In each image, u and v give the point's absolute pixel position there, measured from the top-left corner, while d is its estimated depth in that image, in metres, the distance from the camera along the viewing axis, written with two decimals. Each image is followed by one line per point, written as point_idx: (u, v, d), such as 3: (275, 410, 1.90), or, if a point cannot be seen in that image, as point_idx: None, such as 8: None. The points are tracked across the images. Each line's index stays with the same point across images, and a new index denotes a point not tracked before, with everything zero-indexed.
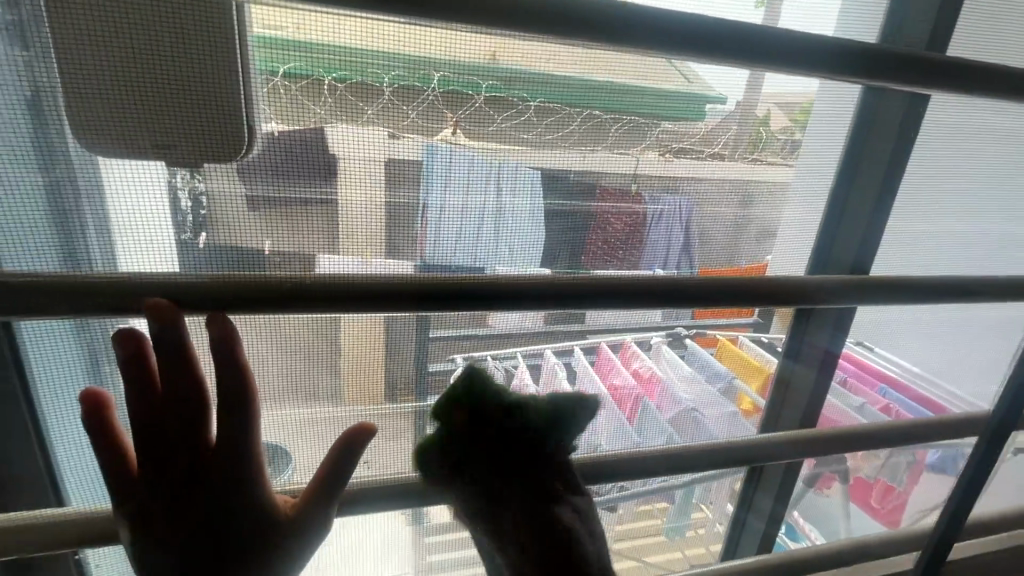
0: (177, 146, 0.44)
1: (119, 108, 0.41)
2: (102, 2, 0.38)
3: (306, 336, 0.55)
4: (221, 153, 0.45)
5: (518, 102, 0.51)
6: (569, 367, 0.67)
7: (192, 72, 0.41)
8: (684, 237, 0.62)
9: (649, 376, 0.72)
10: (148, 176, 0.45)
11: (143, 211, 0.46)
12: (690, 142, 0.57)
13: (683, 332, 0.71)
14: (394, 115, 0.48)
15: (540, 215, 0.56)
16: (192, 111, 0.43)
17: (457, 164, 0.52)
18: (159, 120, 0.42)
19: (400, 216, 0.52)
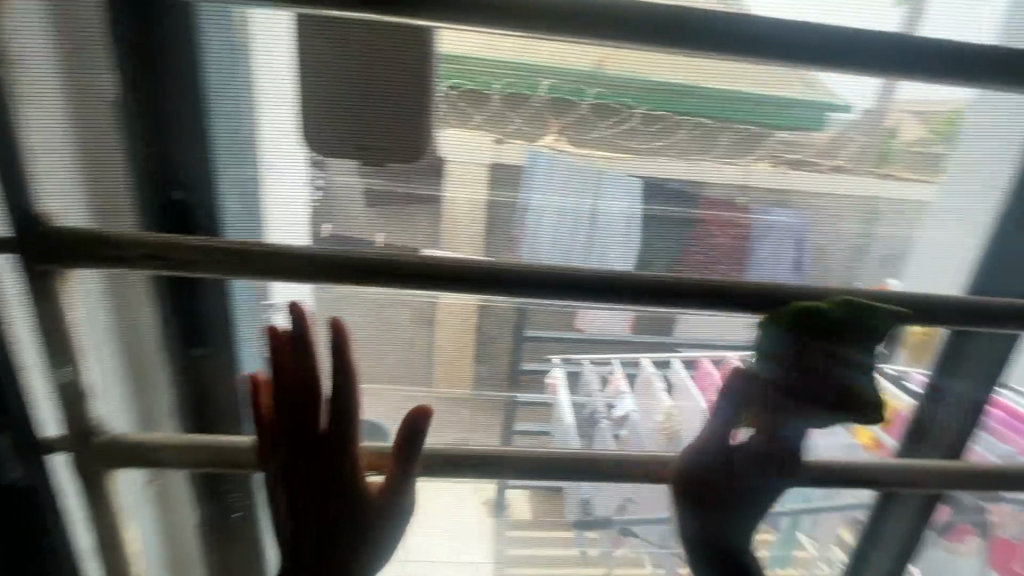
0: (374, 149, 0.50)
1: (333, 116, 0.49)
2: (322, 30, 0.46)
3: (408, 324, 0.59)
4: (405, 155, 0.51)
5: (623, 109, 0.51)
6: (665, 377, 0.66)
7: (392, 83, 0.48)
8: (797, 253, 0.57)
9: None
10: (295, 168, 0.51)
11: (291, 197, 0.51)
12: (807, 154, 0.54)
13: None
14: (500, 121, 0.51)
15: (637, 225, 0.55)
16: (390, 118, 0.49)
17: (560, 170, 0.53)
18: (364, 126, 0.49)
19: (500, 217, 0.54)
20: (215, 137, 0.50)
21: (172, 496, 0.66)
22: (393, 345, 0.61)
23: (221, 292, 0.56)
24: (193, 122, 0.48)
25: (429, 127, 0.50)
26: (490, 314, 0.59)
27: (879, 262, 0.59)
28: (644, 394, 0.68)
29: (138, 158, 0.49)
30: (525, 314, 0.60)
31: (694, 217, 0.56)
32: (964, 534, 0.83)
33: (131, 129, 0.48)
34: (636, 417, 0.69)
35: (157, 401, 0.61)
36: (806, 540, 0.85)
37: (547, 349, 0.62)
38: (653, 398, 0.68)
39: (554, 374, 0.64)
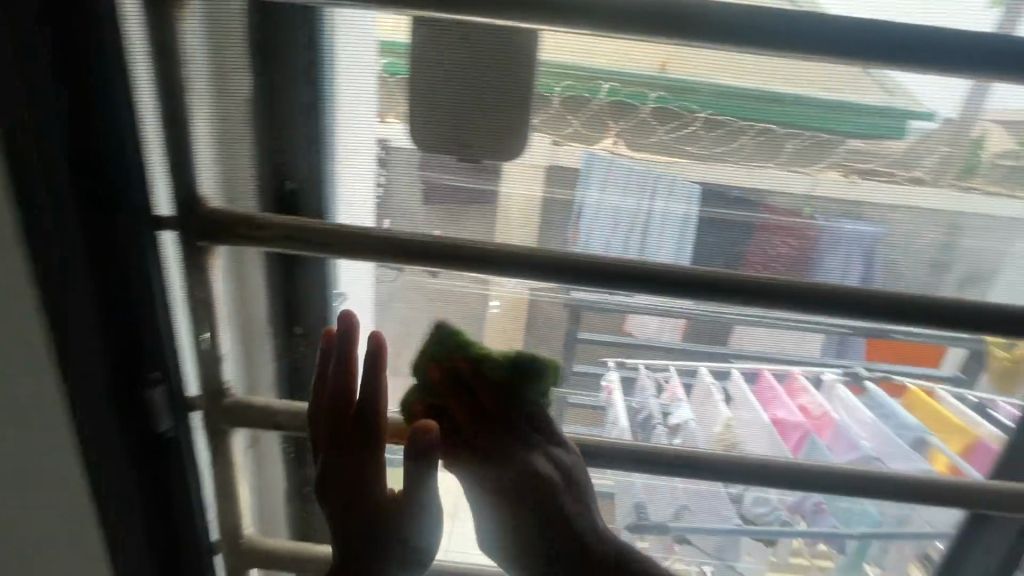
0: (476, 144, 0.51)
1: (439, 115, 0.50)
2: (433, 34, 0.47)
3: (458, 318, 0.61)
4: (502, 151, 0.52)
5: (684, 113, 0.50)
6: (725, 390, 0.65)
7: (495, 82, 0.48)
8: (867, 260, 0.54)
9: (820, 413, 0.66)
10: (367, 159, 0.54)
11: (367, 186, 0.55)
12: (882, 163, 0.51)
13: (863, 372, 0.63)
14: (558, 123, 0.51)
15: (692, 226, 0.54)
16: (492, 114, 0.50)
17: (616, 172, 0.53)
18: (466, 123, 0.51)
19: (553, 218, 0.55)
20: (331, 131, 0.53)
21: (267, 462, 0.72)
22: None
23: (314, 271, 0.60)
24: (307, 116, 0.52)
25: (528, 121, 0.51)
26: (541, 312, 0.60)
27: (962, 281, 0.55)
28: (702, 404, 0.66)
29: (264, 147, 0.53)
30: (576, 316, 0.60)
31: (756, 221, 0.54)
32: None
33: (258, 123, 0.52)
34: (693, 427, 0.67)
35: (262, 372, 0.64)
36: (871, 567, 0.81)
37: (599, 352, 0.63)
38: (713, 410, 0.66)
39: (610, 376, 0.65)
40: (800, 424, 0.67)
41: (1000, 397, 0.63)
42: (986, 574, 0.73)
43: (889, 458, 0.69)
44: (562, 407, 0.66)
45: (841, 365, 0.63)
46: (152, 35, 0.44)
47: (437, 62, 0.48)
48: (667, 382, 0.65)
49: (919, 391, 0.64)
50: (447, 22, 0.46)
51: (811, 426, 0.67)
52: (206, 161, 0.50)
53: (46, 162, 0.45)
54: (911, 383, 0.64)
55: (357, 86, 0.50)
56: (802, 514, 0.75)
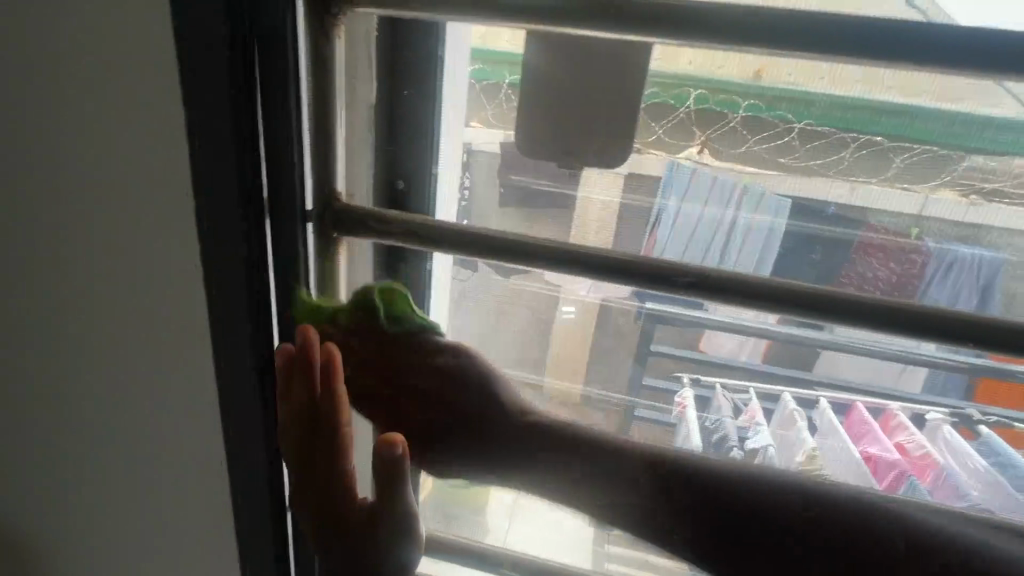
0: (584, 155, 0.50)
1: (553, 122, 0.49)
2: (565, 44, 0.45)
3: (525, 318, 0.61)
4: (609, 163, 0.50)
5: (780, 123, 0.47)
6: (810, 418, 0.59)
7: (621, 93, 0.46)
8: (982, 283, 0.48)
9: (927, 457, 0.55)
10: (455, 155, 0.56)
11: (454, 180, 0.56)
12: (1009, 183, 0.45)
13: (975, 417, 0.57)
14: (642, 132, 0.50)
15: (777, 239, 0.52)
16: (607, 127, 0.48)
17: (699, 182, 0.51)
18: (580, 133, 0.48)
19: (631, 223, 0.54)
20: (433, 132, 0.53)
21: None
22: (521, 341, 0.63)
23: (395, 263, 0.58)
24: (414, 121, 0.53)
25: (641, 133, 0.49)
26: (613, 319, 0.60)
27: None
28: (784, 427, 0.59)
29: (380, 151, 0.54)
30: (651, 325, 0.60)
31: (852, 239, 0.51)
32: None
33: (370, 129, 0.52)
34: (772, 453, 0.59)
35: None
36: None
37: (673, 366, 0.62)
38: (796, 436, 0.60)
39: (685, 393, 0.62)
40: (896, 463, 0.56)
41: None
42: None
43: None
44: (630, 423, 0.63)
45: (948, 405, 0.58)
46: (312, 46, 0.44)
47: (556, 73, 0.47)
48: (747, 406, 0.62)
49: None
50: (565, 36, 0.44)
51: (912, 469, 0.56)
52: (344, 169, 0.50)
53: (222, 181, 0.46)
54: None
55: (469, 95, 0.53)
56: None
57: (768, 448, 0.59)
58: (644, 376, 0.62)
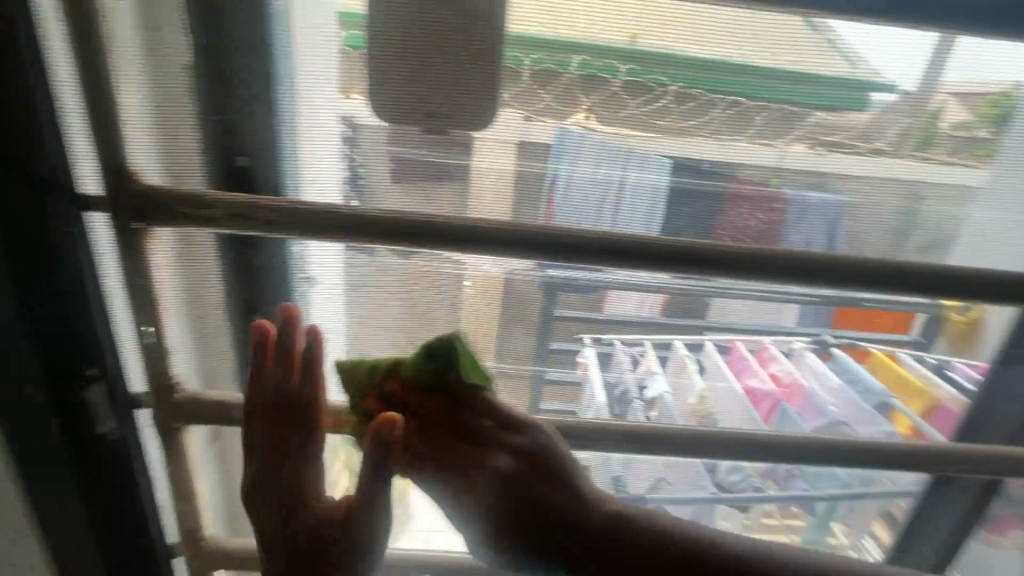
0: (436, 114, 0.50)
1: (396, 77, 0.49)
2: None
3: (429, 291, 0.60)
4: (465, 121, 0.51)
5: (655, 86, 0.50)
6: (700, 362, 0.66)
7: (456, 47, 0.47)
8: (829, 233, 0.56)
9: (789, 379, 0.69)
10: (327, 132, 0.51)
11: (327, 156, 0.52)
12: (848, 134, 0.52)
13: (830, 341, 0.65)
14: (529, 98, 0.51)
15: (662, 201, 0.54)
16: (451, 81, 0.49)
17: (588, 147, 0.52)
18: (424, 89, 0.49)
19: (527, 191, 0.54)
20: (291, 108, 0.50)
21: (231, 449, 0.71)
22: (424, 317, 0.62)
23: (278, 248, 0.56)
24: (259, 94, 0.50)
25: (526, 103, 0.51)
26: (517, 291, 0.60)
27: (924, 246, 0.57)
28: (677, 375, 0.68)
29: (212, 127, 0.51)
30: (558, 291, 0.60)
31: (726, 192, 0.54)
32: (1007, 530, 0.82)
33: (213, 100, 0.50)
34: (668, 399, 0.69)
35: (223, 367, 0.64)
36: (839, 529, 0.85)
37: (578, 328, 0.62)
38: (688, 381, 0.69)
39: (585, 353, 0.65)
40: (771, 394, 0.70)
41: (959, 360, 0.66)
42: (953, 521, 0.79)
43: (858, 421, 0.72)
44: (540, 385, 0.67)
45: (811, 334, 0.64)
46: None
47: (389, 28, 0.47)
48: (643, 357, 0.66)
49: (883, 356, 0.67)
50: None
51: (782, 396, 0.70)
52: (150, 145, 0.49)
53: None
54: (875, 348, 0.66)
55: (336, 64, 0.49)
56: (774, 480, 0.78)
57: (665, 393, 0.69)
58: (552, 341, 0.63)
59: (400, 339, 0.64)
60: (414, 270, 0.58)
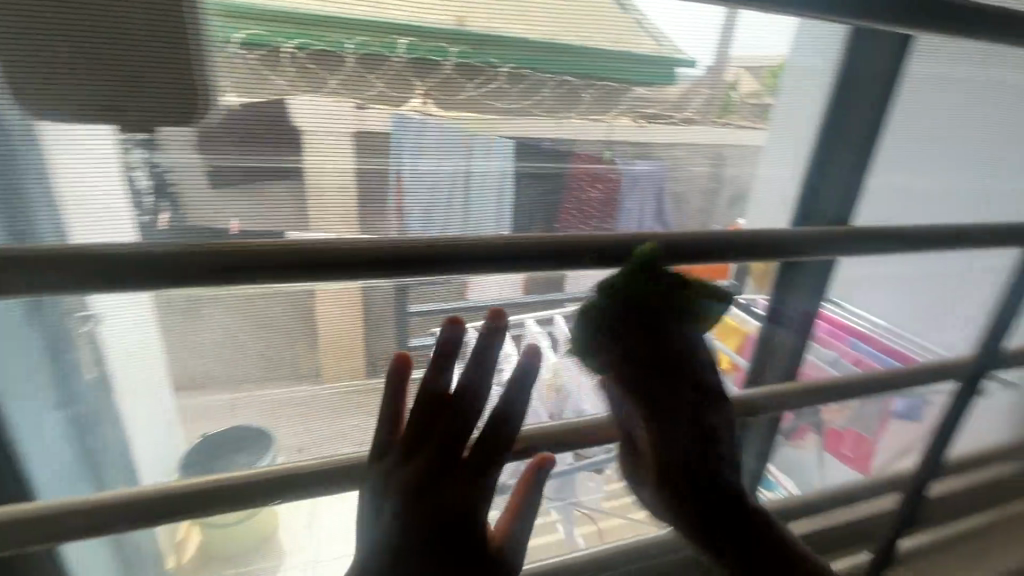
0: (130, 104, 0.41)
1: (54, 66, 0.39)
2: None
3: (252, 318, 0.48)
4: (178, 109, 0.43)
5: (487, 68, 0.50)
6: (552, 337, 0.61)
7: (123, 20, 0.39)
8: (658, 204, 0.62)
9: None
10: (103, 149, 0.42)
11: (91, 179, 0.43)
12: (662, 107, 0.57)
13: None
14: (358, 85, 0.47)
15: (508, 186, 0.55)
16: (137, 64, 0.40)
17: (429, 134, 0.50)
18: (103, 77, 0.40)
19: (372, 188, 0.50)
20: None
21: None
22: (244, 353, 0.50)
23: None
24: None
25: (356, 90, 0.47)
26: None
27: (732, 202, 0.66)
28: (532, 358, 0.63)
29: None
30: (412, 287, 0.52)
31: (567, 171, 0.57)
32: (805, 433, 0.98)
33: None
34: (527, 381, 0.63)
35: None
36: None
37: None
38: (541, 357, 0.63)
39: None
40: None
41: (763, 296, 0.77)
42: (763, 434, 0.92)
43: None
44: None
45: None
46: None
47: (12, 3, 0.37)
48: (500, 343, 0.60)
49: None
50: None
51: None
52: None
53: None
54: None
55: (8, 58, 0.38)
56: None
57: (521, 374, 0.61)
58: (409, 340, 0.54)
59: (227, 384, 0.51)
60: (234, 307, 0.47)
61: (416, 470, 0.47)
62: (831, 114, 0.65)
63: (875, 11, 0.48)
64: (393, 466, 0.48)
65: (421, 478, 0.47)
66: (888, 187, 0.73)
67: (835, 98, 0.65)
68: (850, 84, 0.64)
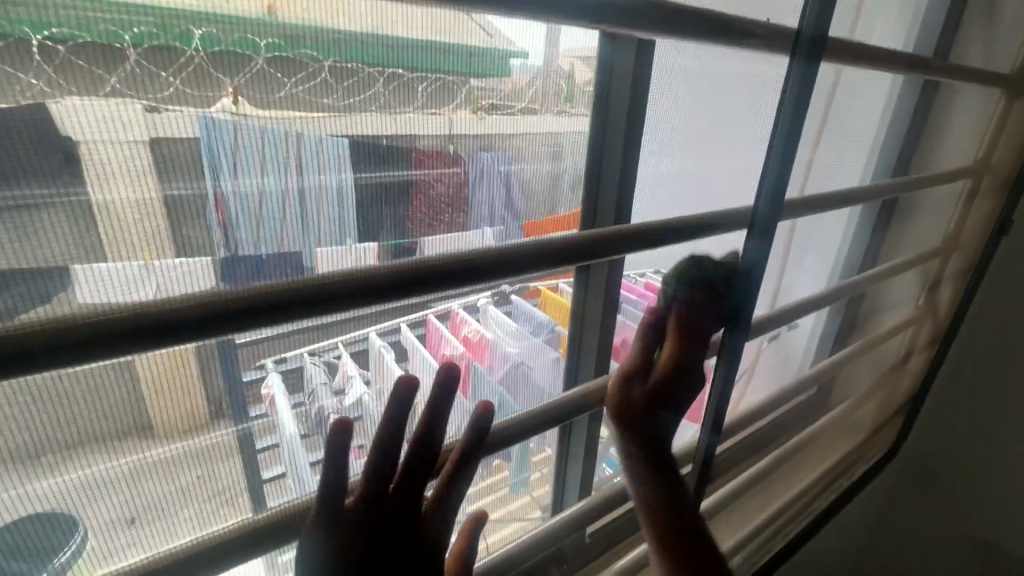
0: None
1: None
2: None
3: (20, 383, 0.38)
4: None
5: (309, 62, 0.45)
6: (398, 346, 0.58)
7: None
8: (506, 193, 0.62)
9: (478, 339, 0.67)
10: None
11: None
12: (499, 98, 0.57)
13: (509, 289, 0.67)
14: (150, 84, 0.40)
15: (348, 199, 0.51)
16: None
17: (245, 141, 0.44)
18: None
19: (182, 210, 0.43)
20: None
21: None
22: (30, 427, 0.39)
23: None
24: None
25: (147, 90, 0.40)
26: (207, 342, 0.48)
27: (574, 188, 0.69)
28: (377, 375, 0.58)
29: None
30: None
31: (408, 179, 0.54)
32: None
33: None
34: (367, 401, 0.59)
35: None
36: (544, 446, 0.85)
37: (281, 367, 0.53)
38: (384, 372, 0.59)
39: (270, 382, 0.50)
40: (464, 357, 0.67)
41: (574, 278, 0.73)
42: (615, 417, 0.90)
43: (529, 356, 0.74)
44: (253, 454, 0.51)
45: (491, 288, 0.65)
46: None
47: None
48: (337, 363, 0.54)
49: (548, 289, 0.72)
50: None
51: (473, 357, 0.68)
52: None
53: None
54: (540, 285, 0.71)
55: None
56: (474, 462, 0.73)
57: (363, 395, 0.58)
58: (241, 374, 0.48)
59: (3, 476, 0.39)
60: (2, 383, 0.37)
61: (377, 522, 0.47)
62: (597, 99, 0.65)
63: (707, 26, 0.49)
64: (353, 521, 0.46)
65: (379, 527, 0.47)
66: (658, 174, 0.73)
67: (599, 87, 0.65)
68: (613, 77, 0.64)
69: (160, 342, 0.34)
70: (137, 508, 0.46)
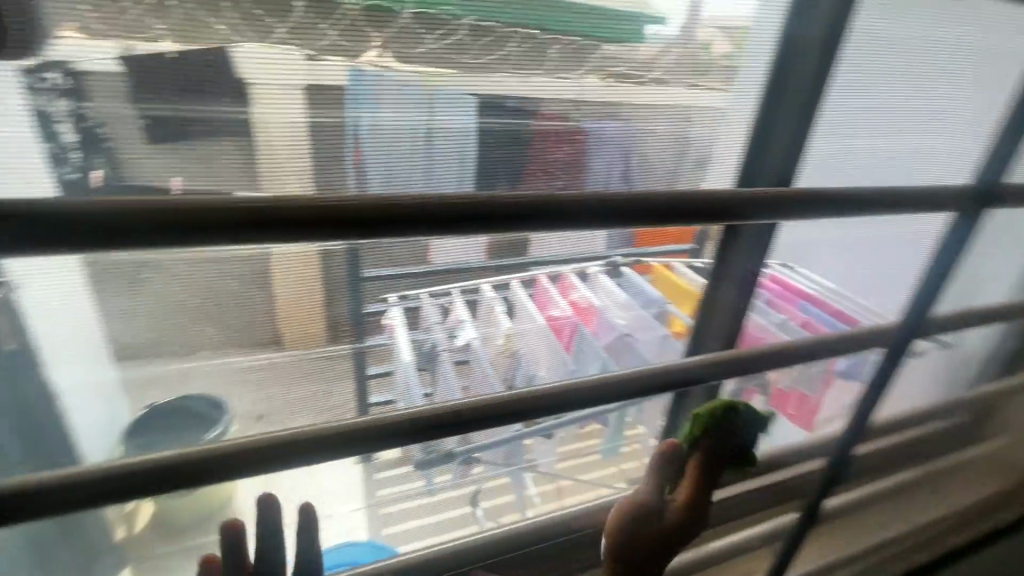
0: None
1: None
2: None
3: (187, 279, 0.44)
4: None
5: (449, 19, 0.46)
6: (507, 301, 0.61)
7: None
8: (624, 165, 0.61)
9: (586, 304, 0.68)
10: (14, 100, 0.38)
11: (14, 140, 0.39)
12: (631, 65, 0.56)
13: (621, 260, 0.65)
14: (309, 34, 0.43)
15: (471, 151, 0.53)
16: None
17: (385, 87, 0.47)
18: None
19: (325, 147, 0.47)
20: None
21: None
22: (192, 322, 0.47)
23: None
24: None
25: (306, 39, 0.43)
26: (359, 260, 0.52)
27: (697, 166, 0.65)
28: (486, 321, 0.62)
29: None
30: (366, 249, 0.49)
31: (531, 133, 0.55)
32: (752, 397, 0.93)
33: None
34: (477, 344, 0.63)
35: None
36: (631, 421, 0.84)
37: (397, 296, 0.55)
38: (493, 320, 0.63)
39: (392, 313, 0.55)
40: (570, 320, 0.68)
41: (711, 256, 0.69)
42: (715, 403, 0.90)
43: (638, 327, 0.75)
44: (366, 377, 0.56)
45: (603, 257, 0.63)
46: None
47: None
48: (451, 305, 0.59)
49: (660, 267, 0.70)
50: None
51: (581, 322, 0.69)
52: None
53: None
54: (654, 261, 0.68)
55: None
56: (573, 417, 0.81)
57: (473, 340, 0.62)
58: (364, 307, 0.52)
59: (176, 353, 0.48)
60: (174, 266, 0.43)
61: None
62: (772, 80, 0.63)
63: None
64: None
65: None
66: (797, 157, 0.67)
67: (777, 56, 0.61)
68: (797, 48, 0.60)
69: (287, 237, 0.37)
70: (265, 402, 0.53)
